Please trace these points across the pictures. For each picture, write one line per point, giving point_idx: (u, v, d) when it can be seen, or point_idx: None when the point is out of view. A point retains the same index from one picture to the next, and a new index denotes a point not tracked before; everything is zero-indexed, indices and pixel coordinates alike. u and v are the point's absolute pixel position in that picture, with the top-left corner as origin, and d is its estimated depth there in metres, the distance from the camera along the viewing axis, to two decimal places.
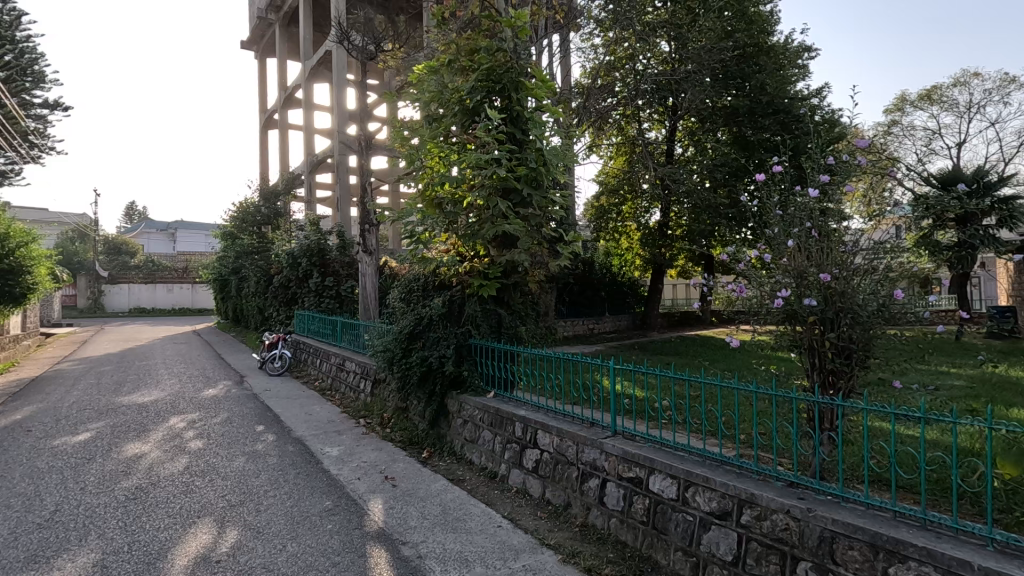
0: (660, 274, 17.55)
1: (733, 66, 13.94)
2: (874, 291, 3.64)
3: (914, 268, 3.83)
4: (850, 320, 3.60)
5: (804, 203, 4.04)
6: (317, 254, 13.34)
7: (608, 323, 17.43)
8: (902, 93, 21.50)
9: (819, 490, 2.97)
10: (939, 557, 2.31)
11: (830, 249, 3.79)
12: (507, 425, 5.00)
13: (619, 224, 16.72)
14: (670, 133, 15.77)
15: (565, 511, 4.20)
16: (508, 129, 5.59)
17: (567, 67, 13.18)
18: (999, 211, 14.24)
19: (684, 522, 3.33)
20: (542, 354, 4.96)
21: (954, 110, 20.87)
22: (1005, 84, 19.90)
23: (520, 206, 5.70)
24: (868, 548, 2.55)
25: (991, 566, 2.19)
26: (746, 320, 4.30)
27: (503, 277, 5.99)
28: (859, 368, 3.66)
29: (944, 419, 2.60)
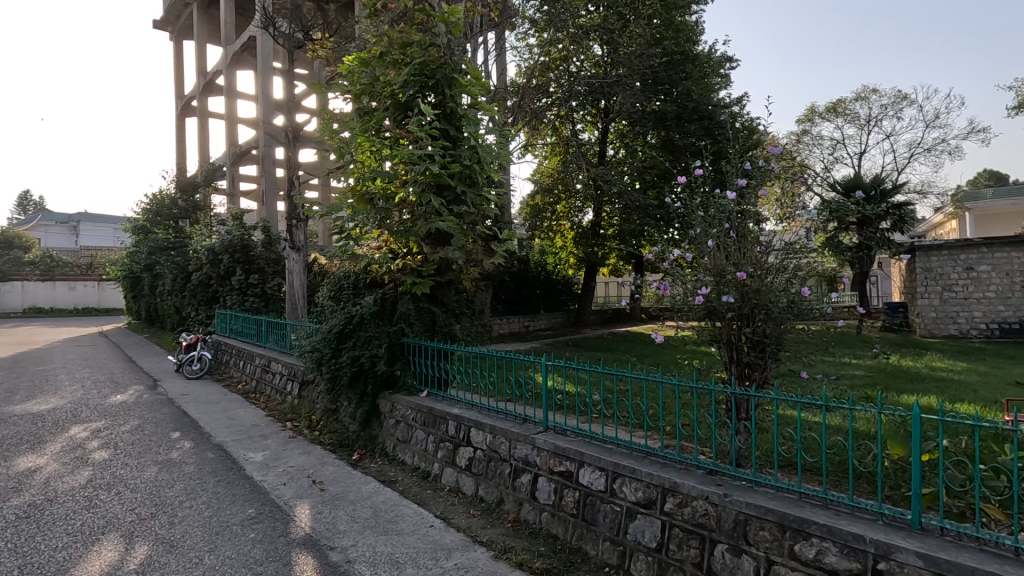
0: (593, 273, 18.02)
1: (662, 73, 14.41)
2: (784, 288, 3.91)
3: (819, 267, 4.16)
4: (764, 315, 3.83)
5: (723, 205, 4.26)
6: (240, 250, 12.66)
7: (542, 320, 17.72)
8: (811, 105, 23.20)
9: (736, 477, 3.15)
10: (838, 533, 2.51)
11: (747, 249, 4.03)
12: (441, 424, 4.96)
13: (554, 223, 17.00)
14: (603, 135, 16.20)
15: (497, 508, 4.23)
16: (442, 125, 5.54)
17: (502, 65, 13.22)
18: (892, 216, 15.69)
19: (612, 512, 3.44)
20: (475, 352, 4.95)
21: (856, 122, 22.75)
22: (898, 101, 21.93)
23: (454, 203, 5.67)
24: (777, 528, 2.73)
25: (881, 539, 2.40)
26: (671, 316, 4.49)
27: (437, 275, 5.91)
28: (772, 361, 3.89)
29: (844, 406, 2.83)
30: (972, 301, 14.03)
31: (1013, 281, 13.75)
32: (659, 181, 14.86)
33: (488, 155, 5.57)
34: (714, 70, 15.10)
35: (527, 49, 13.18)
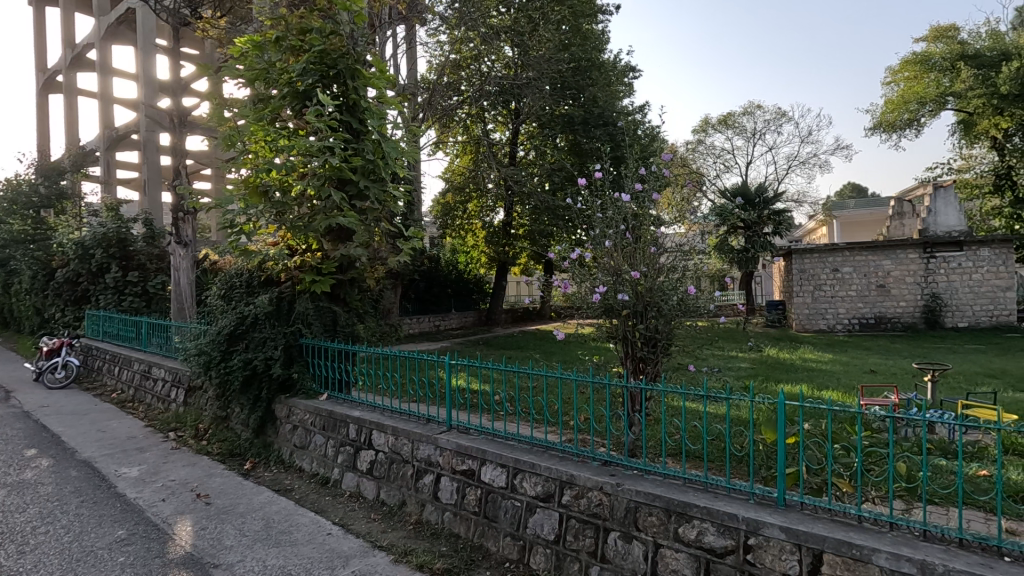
0: (504, 272, 18.21)
1: (570, 77, 14.78)
2: (674, 287, 4.15)
3: (706, 268, 4.47)
4: (655, 312, 4.06)
5: (621, 207, 4.46)
6: (115, 244, 11.40)
7: (453, 320, 17.65)
8: (705, 117, 24.95)
9: (628, 466, 3.30)
10: (716, 513, 2.71)
11: (642, 249, 4.24)
12: (340, 428, 4.78)
13: (465, 221, 17.04)
14: (514, 136, 16.37)
15: (399, 511, 4.14)
16: (343, 117, 5.31)
17: (412, 59, 12.97)
18: (772, 221, 17.24)
19: (513, 508, 3.49)
20: (378, 352, 4.81)
21: (744, 135, 24.76)
22: (778, 117, 24.18)
23: (357, 198, 5.48)
24: (663, 513, 2.90)
25: (752, 516, 2.62)
26: (574, 313, 4.63)
27: (338, 273, 5.65)
28: (663, 355, 4.11)
29: (721, 396, 3.06)
30: (838, 299, 15.76)
31: (870, 281, 15.60)
32: (565, 183, 15.27)
33: (393, 151, 5.40)
34: (618, 78, 15.73)
35: (437, 45, 13.03)
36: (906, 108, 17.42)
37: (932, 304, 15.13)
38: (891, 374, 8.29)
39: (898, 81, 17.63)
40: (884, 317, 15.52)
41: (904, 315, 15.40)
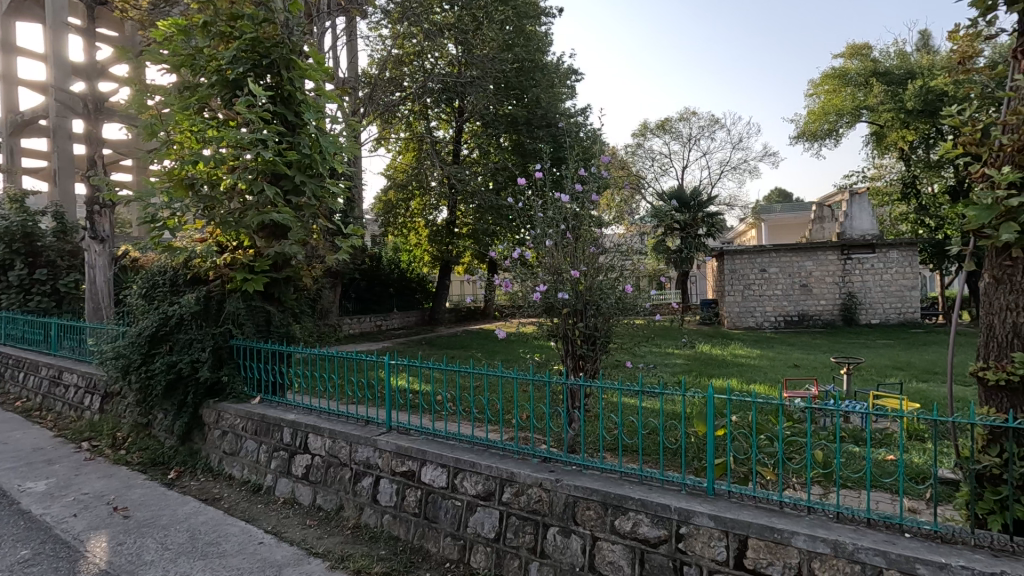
0: (447, 271, 18.08)
1: (512, 79, 14.80)
2: (612, 286, 4.25)
3: (643, 267, 4.61)
4: (594, 310, 4.14)
5: (561, 207, 4.53)
6: (20, 239, 10.46)
7: (396, 319, 17.36)
8: (644, 122, 25.76)
9: (567, 462, 3.36)
10: (649, 505, 2.80)
11: (583, 248, 4.31)
12: (274, 432, 4.60)
13: (408, 219, 16.83)
14: (457, 134, 16.44)
15: (336, 515, 4.03)
16: (276, 109, 5.09)
17: (353, 53, 12.64)
18: (706, 224, 18.01)
19: (453, 508, 3.47)
20: (315, 353, 4.67)
21: (680, 140, 25.73)
22: (712, 124, 25.27)
23: (292, 193, 5.26)
24: (600, 506, 2.96)
25: (683, 506, 2.73)
26: (515, 312, 4.66)
27: (272, 271, 5.42)
28: (601, 352, 4.20)
29: (656, 391, 3.16)
30: (765, 298, 16.67)
31: (794, 281, 16.59)
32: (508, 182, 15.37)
33: (330, 145, 5.21)
34: (561, 80, 15.93)
35: (379, 40, 12.81)
36: (825, 119, 18.66)
37: (848, 302, 16.28)
38: (812, 368, 8.85)
39: (819, 94, 18.84)
40: (807, 315, 16.54)
41: (824, 312, 16.48)
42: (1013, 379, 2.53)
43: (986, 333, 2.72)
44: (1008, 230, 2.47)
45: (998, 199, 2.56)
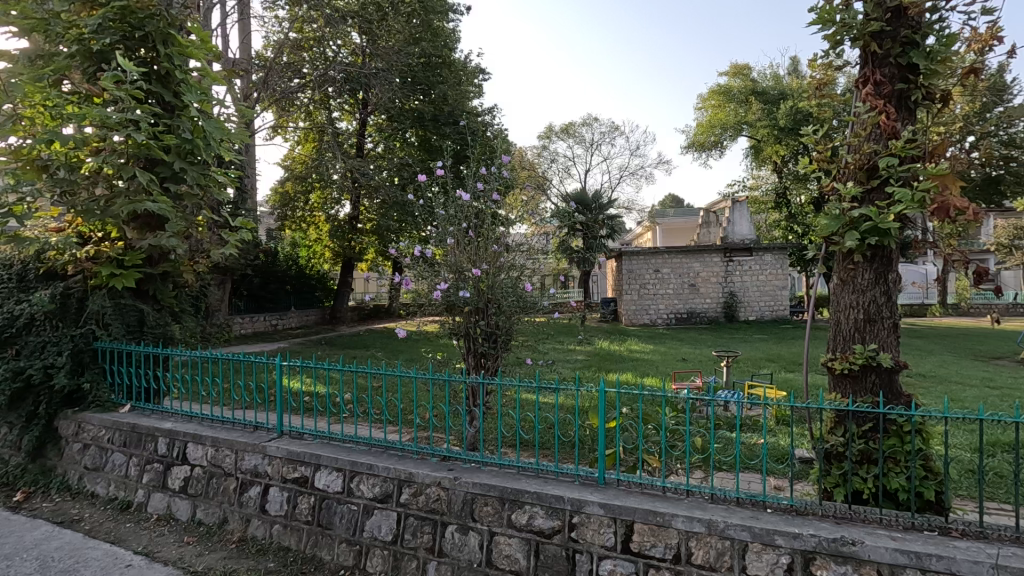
0: (350, 268, 17.43)
1: (420, 73, 14.42)
2: (513, 285, 4.31)
3: (544, 266, 4.73)
4: (496, 308, 4.18)
5: (463, 205, 4.52)
6: None
7: (293, 318, 16.47)
8: (549, 125, 26.45)
9: (466, 459, 3.37)
10: (544, 497, 2.89)
11: (485, 246, 4.35)
12: (147, 443, 4.19)
13: (307, 213, 16.09)
14: (361, 126, 15.88)
15: (219, 529, 3.76)
16: (151, 88, 4.61)
17: (245, 33, 11.81)
18: (606, 225, 18.85)
19: (348, 513, 3.36)
20: (196, 356, 4.30)
21: (583, 144, 26.69)
22: (612, 130, 26.47)
23: (170, 181, 4.81)
24: (498, 501, 3.01)
25: (575, 496, 2.84)
26: (417, 311, 4.59)
27: (146, 266, 4.90)
28: (502, 350, 4.24)
29: (553, 387, 3.26)
30: (659, 296, 17.78)
31: (684, 281, 17.85)
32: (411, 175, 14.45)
33: (216, 130, 4.77)
34: (469, 79, 15.88)
35: (275, 21, 12.08)
36: (712, 132, 20.24)
37: (730, 301, 17.79)
38: (698, 361, 9.60)
39: (707, 108, 20.39)
40: (695, 312, 17.83)
41: (710, 310, 17.87)
42: (856, 368, 2.90)
43: (834, 327, 3.08)
44: (852, 237, 2.83)
45: (843, 211, 2.93)
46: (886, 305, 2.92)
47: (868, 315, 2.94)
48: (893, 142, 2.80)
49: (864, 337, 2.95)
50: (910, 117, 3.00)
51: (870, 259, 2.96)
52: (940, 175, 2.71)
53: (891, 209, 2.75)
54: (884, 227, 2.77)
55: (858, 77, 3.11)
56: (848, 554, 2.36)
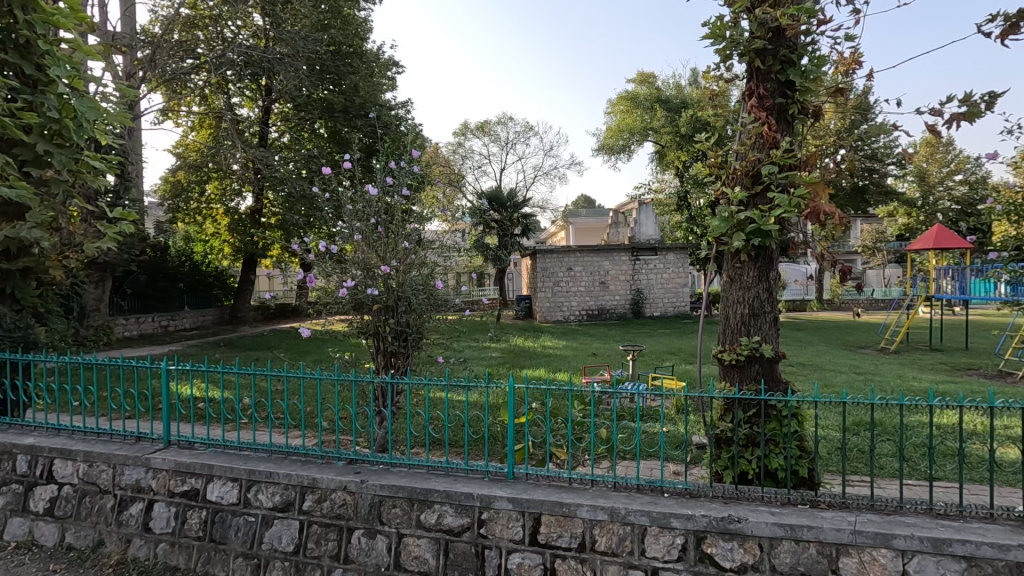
0: (252, 265, 16.38)
1: (328, 62, 13.62)
2: (423, 283, 4.23)
3: (455, 264, 4.70)
4: (406, 306, 4.09)
5: (370, 200, 4.37)
6: None
7: (187, 319, 15.23)
8: (464, 122, 26.34)
9: (373, 462, 3.28)
10: (454, 495, 2.87)
11: (395, 242, 4.24)
12: (3, 462, 3.69)
13: (203, 205, 14.93)
14: (264, 114, 14.95)
15: (93, 553, 3.39)
16: (7, 58, 4.05)
17: (128, 4, 10.73)
18: (521, 224, 19.10)
19: (245, 525, 3.16)
20: (63, 362, 3.83)
21: (498, 142, 26.82)
22: (526, 130, 26.84)
23: (32, 165, 4.25)
24: (406, 502, 2.95)
25: (484, 493, 2.85)
26: (323, 310, 4.39)
27: (2, 260, 4.31)
28: (413, 348, 4.15)
29: (462, 384, 3.24)
30: (571, 293, 18.30)
31: (595, 279, 18.50)
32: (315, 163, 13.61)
33: (89, 109, 4.24)
34: (381, 71, 15.41)
35: None
36: (621, 136, 21.15)
37: (637, 298, 18.68)
38: (606, 355, 10.00)
39: (616, 113, 21.25)
40: (605, 308, 18.54)
41: (619, 307, 18.66)
42: (742, 358, 3.14)
43: (724, 321, 3.32)
44: (738, 237, 3.06)
45: (732, 214, 3.15)
46: (768, 301, 3.19)
47: (753, 310, 3.20)
48: (774, 152, 3.06)
49: (749, 330, 3.21)
50: (788, 128, 3.29)
51: (754, 259, 3.22)
52: (812, 182, 3.00)
53: (772, 213, 3.00)
54: (765, 229, 3.02)
55: (744, 90, 3.37)
56: (734, 531, 2.56)
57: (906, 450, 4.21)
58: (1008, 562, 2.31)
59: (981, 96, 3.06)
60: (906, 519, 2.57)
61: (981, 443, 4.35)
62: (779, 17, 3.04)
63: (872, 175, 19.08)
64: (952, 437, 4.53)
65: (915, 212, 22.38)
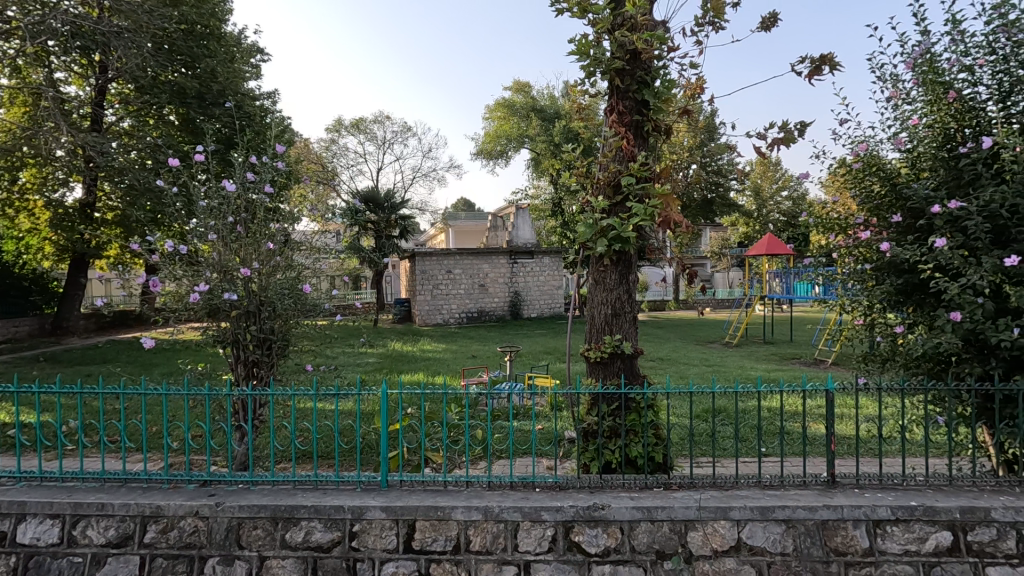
0: (83, 266, 14.22)
1: (179, 41, 12.36)
2: (290, 286, 3.97)
3: (326, 267, 4.47)
4: (270, 312, 3.80)
5: (227, 196, 4.00)
6: None
7: None
8: (338, 118, 25.18)
9: (231, 481, 3.01)
10: (323, 510, 2.74)
11: (257, 243, 3.93)
12: None
13: (16, 195, 12.66)
14: (98, 94, 13.05)
15: None
16: None
17: None
18: (399, 225, 18.72)
19: (70, 567, 2.75)
20: None
21: (374, 141, 25.98)
22: (404, 131, 26.33)
23: None
24: (269, 522, 2.76)
25: (356, 504, 2.75)
26: (171, 317, 3.94)
27: None
28: (278, 356, 3.87)
29: (332, 392, 3.08)
30: (451, 296, 18.28)
31: (474, 281, 18.67)
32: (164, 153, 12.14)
33: None
34: (243, 57, 14.23)
35: None
36: (498, 142, 21.60)
37: (515, 300, 19.19)
38: (485, 357, 10.14)
39: (493, 119, 21.68)
40: (485, 311, 18.79)
41: (497, 309, 19.02)
42: (606, 355, 3.37)
43: (590, 321, 3.53)
44: (602, 243, 3.28)
45: (596, 221, 3.36)
46: (627, 301, 3.46)
47: (615, 311, 3.45)
48: (632, 164, 3.32)
49: (612, 329, 3.45)
50: (644, 144, 3.60)
51: (616, 263, 3.47)
52: (665, 194, 3.30)
53: (631, 221, 3.25)
54: (625, 235, 3.26)
55: (607, 106, 3.62)
56: (599, 518, 2.73)
57: (742, 431, 4.81)
58: (817, 521, 2.73)
59: (794, 125, 3.58)
60: (741, 492, 2.92)
61: (798, 420, 5.10)
62: (636, 41, 3.31)
63: (717, 189, 21.47)
64: (778, 417, 5.25)
65: (752, 222, 25.58)
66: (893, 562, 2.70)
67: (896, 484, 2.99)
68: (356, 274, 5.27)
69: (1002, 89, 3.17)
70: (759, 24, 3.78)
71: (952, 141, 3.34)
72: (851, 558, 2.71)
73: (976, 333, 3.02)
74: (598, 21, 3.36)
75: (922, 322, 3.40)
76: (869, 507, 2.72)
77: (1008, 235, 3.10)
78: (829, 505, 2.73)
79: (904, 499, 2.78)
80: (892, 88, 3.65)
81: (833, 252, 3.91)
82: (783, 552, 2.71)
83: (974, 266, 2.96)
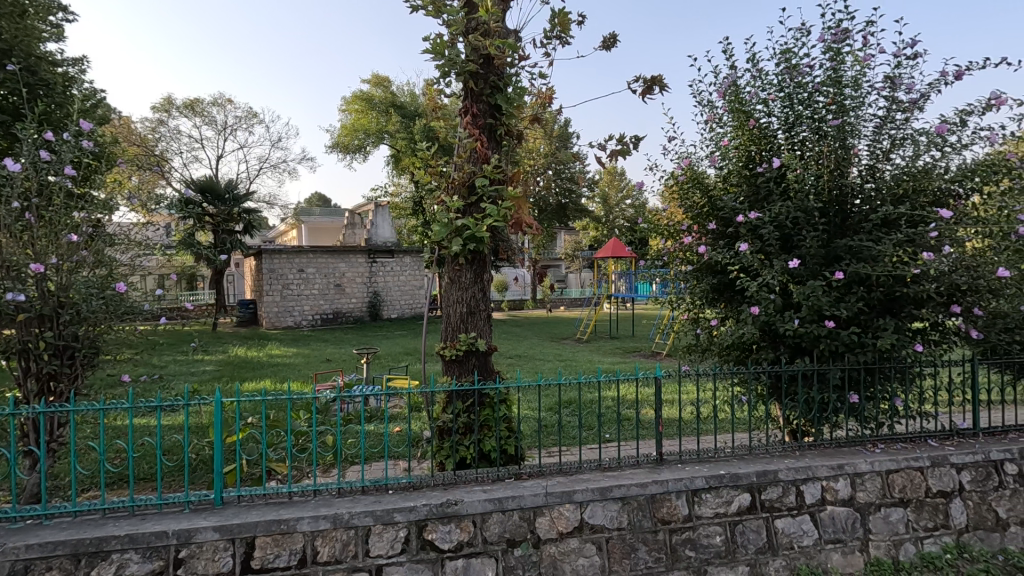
0: None
1: None
2: (99, 284, 3.40)
3: (148, 264, 3.91)
4: (71, 316, 3.22)
5: (11, 177, 3.31)
6: None
7: None
8: (167, 96, 22.24)
9: (16, 518, 2.53)
10: (139, 539, 2.42)
11: (55, 235, 3.32)
12: None
13: None
14: None
15: None
16: None
17: None
18: (243, 220, 17.09)
19: None
20: None
21: (213, 125, 23.41)
22: (249, 116, 24.10)
23: None
24: (69, 560, 2.37)
25: (182, 527, 2.47)
26: None
27: None
28: (83, 368, 3.31)
29: (150, 404, 2.71)
30: (303, 297, 17.16)
31: (329, 281, 17.72)
32: None
33: None
34: (39, 14, 11.91)
35: None
36: (356, 136, 20.79)
37: (373, 301, 18.57)
38: (340, 360, 9.69)
39: (351, 112, 20.81)
40: (341, 312, 17.93)
41: (355, 310, 18.27)
42: (461, 352, 3.41)
43: (446, 319, 3.56)
44: (456, 242, 3.31)
45: (451, 221, 3.39)
46: (481, 299, 3.54)
47: (469, 308, 3.51)
48: (485, 167, 3.40)
49: (466, 327, 3.51)
50: (498, 147, 3.72)
51: (470, 262, 3.53)
52: (516, 197, 3.44)
53: (484, 222, 3.33)
54: (479, 235, 3.33)
55: (461, 107, 3.69)
56: (452, 514, 2.76)
57: (587, 421, 5.20)
58: (646, 496, 3.04)
59: (629, 139, 3.94)
60: (583, 475, 3.15)
61: (635, 408, 5.64)
62: (488, 47, 3.40)
63: (570, 195, 22.87)
64: (618, 406, 5.75)
65: (600, 227, 27.64)
66: (706, 524, 3.11)
67: (709, 457, 3.44)
68: (187, 272, 4.70)
69: (787, 120, 3.80)
70: (601, 43, 4.10)
71: (753, 161, 3.90)
72: (674, 525, 3.06)
73: (769, 324, 3.59)
74: (453, 22, 3.39)
75: (730, 316, 3.96)
76: (688, 479, 3.10)
77: (792, 242, 3.73)
78: (657, 481, 3.05)
79: (715, 470, 3.21)
80: (708, 112, 4.18)
81: (664, 255, 4.37)
82: (619, 526, 2.98)
83: (768, 268, 3.53)
